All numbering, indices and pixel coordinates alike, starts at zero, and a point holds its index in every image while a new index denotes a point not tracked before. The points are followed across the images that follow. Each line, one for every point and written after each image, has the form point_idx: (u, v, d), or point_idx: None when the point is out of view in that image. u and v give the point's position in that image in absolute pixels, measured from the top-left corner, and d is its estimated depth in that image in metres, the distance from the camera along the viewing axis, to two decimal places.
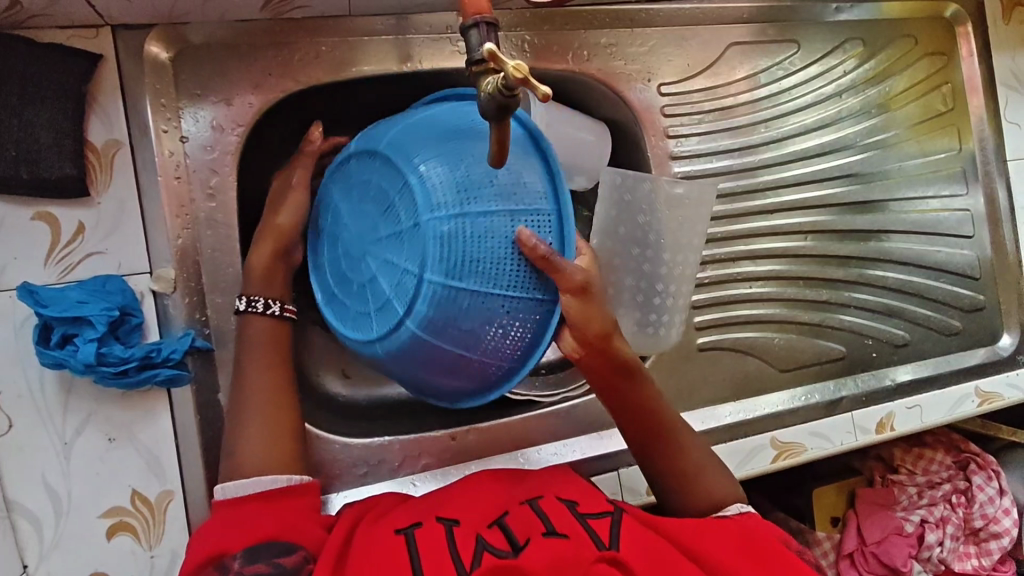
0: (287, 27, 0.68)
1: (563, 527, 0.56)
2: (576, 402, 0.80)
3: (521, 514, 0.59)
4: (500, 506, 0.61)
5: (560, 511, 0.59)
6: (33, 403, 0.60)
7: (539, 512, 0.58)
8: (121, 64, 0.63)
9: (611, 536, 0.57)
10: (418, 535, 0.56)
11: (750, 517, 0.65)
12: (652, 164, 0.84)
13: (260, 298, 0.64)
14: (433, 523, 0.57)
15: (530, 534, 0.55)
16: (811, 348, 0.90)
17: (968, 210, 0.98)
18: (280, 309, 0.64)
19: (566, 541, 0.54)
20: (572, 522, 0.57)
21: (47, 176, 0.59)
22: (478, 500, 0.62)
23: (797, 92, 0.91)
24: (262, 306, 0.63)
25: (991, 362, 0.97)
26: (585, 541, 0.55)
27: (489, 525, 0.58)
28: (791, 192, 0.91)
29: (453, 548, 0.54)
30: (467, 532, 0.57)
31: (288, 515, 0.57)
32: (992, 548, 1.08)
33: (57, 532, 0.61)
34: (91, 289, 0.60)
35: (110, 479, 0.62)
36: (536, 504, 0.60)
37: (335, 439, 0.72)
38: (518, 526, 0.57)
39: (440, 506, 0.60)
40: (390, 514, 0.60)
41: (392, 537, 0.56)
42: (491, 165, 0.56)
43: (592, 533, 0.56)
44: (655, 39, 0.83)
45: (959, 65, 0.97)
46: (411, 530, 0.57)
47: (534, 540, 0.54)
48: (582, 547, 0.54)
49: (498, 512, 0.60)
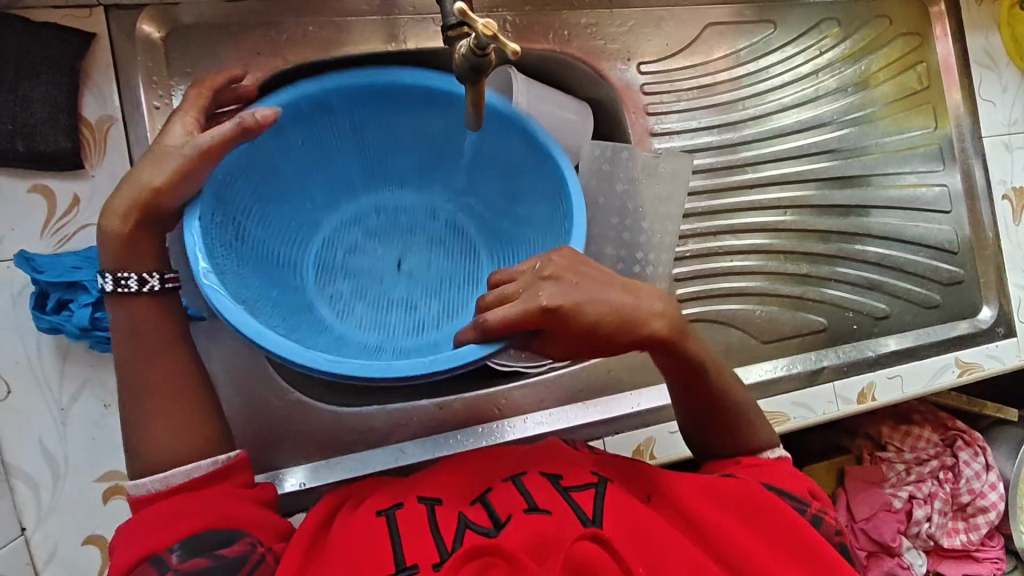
0: (275, 7, 0.70)
1: (545, 502, 0.56)
2: (562, 371, 0.81)
3: (504, 491, 0.58)
4: (485, 482, 0.61)
5: (543, 486, 0.58)
6: (29, 369, 0.61)
7: (520, 488, 0.58)
8: (113, 42, 0.65)
9: (596, 510, 0.56)
10: (399, 518, 0.56)
11: (764, 468, 0.65)
12: (633, 141, 0.87)
13: (130, 274, 0.57)
14: (415, 504, 0.57)
15: (513, 511, 0.55)
16: (793, 321, 0.92)
17: (946, 186, 1.00)
18: (159, 282, 0.58)
19: (548, 518, 0.54)
20: (554, 497, 0.57)
21: (44, 149, 0.61)
22: (463, 475, 0.62)
23: (775, 71, 0.93)
24: (135, 283, 0.57)
25: (972, 334, 0.99)
26: (567, 516, 0.55)
27: (472, 503, 0.58)
28: (771, 168, 0.93)
29: (434, 526, 0.55)
30: (449, 511, 0.57)
31: (215, 504, 0.54)
32: (980, 523, 1.10)
33: (54, 496, 0.62)
34: (87, 256, 0.62)
35: (105, 445, 0.64)
36: (519, 480, 0.59)
37: (326, 408, 0.74)
38: (501, 504, 0.57)
39: (421, 486, 0.60)
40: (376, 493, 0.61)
41: (371, 520, 0.56)
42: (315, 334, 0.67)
43: (574, 506, 0.56)
44: (634, 20, 0.86)
45: (934, 45, 1.00)
46: (392, 511, 0.57)
47: (515, 519, 0.54)
48: (565, 525, 0.54)
49: (480, 490, 0.60)
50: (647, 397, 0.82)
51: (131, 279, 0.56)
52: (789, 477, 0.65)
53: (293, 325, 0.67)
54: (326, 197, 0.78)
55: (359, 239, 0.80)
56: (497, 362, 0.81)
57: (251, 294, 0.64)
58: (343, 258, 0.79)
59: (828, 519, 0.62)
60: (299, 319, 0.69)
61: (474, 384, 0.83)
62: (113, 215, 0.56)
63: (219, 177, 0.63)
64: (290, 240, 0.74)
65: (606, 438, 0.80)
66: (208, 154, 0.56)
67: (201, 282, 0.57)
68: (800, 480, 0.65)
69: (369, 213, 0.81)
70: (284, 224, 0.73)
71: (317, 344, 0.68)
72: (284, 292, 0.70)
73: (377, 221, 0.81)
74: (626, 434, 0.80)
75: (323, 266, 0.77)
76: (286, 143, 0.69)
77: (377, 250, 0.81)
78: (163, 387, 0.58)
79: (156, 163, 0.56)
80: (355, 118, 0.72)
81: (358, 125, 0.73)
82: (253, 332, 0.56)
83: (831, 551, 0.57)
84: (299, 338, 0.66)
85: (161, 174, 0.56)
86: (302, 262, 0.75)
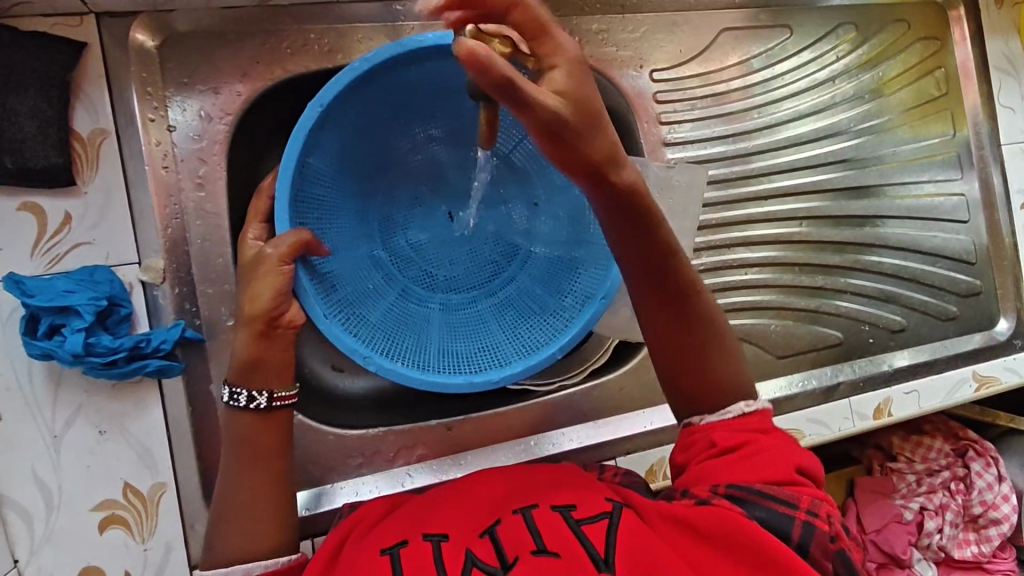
0: (274, 14, 0.67)
1: (557, 544, 0.52)
2: (571, 390, 0.79)
3: (513, 525, 0.55)
4: (492, 514, 0.57)
5: (554, 521, 0.54)
6: (21, 395, 0.59)
7: (531, 524, 0.54)
8: (105, 52, 0.62)
9: (610, 547, 0.52)
10: (403, 557, 0.52)
11: (743, 455, 0.57)
12: (645, 151, 0.84)
13: (242, 389, 0.58)
14: (419, 541, 0.54)
15: (521, 552, 0.51)
16: (807, 335, 0.90)
17: (964, 194, 0.97)
18: (265, 401, 0.58)
19: (558, 561, 0.50)
20: (565, 535, 0.53)
21: (33, 165, 0.58)
22: (467, 509, 0.59)
23: (790, 78, 0.90)
24: (244, 399, 0.57)
25: (988, 347, 0.97)
26: (580, 560, 0.50)
27: (479, 537, 0.54)
28: (786, 178, 0.90)
29: (439, 565, 0.51)
30: (454, 547, 0.53)
31: None
32: (992, 534, 1.05)
33: (48, 526, 0.60)
34: (78, 279, 0.59)
35: (102, 472, 0.61)
36: (529, 514, 0.56)
37: (330, 431, 0.72)
38: (511, 541, 0.53)
39: (423, 521, 0.57)
40: (375, 530, 0.58)
41: (374, 558, 0.53)
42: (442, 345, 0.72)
43: (587, 543, 0.52)
44: (646, 25, 0.83)
45: (953, 49, 0.97)
46: (396, 549, 0.53)
47: (523, 561, 0.50)
48: (576, 568, 0.50)
49: (489, 521, 0.56)
50: (659, 416, 0.79)
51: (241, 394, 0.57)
52: (771, 462, 0.56)
53: (418, 341, 0.72)
54: (364, 189, 0.74)
55: (406, 213, 0.78)
56: None
57: (371, 332, 0.70)
58: (406, 244, 0.78)
59: (821, 524, 0.53)
60: (406, 337, 0.72)
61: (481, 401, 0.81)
62: (241, 336, 0.59)
63: (279, 196, 0.61)
64: (361, 252, 0.74)
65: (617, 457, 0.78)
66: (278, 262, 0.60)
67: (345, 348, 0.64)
68: (785, 461, 0.57)
69: (395, 166, 0.76)
70: (357, 246, 0.74)
71: (437, 353, 0.71)
72: (386, 311, 0.73)
73: (414, 188, 0.78)
74: (639, 453, 0.78)
75: (395, 256, 0.77)
76: (322, 141, 0.65)
77: (417, 197, 0.78)
78: (231, 471, 0.57)
79: (254, 276, 0.60)
80: (370, 97, 0.66)
81: (376, 108, 0.68)
82: (400, 373, 0.65)
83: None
84: (419, 358, 0.70)
85: (265, 289, 0.59)
86: (375, 268, 0.75)
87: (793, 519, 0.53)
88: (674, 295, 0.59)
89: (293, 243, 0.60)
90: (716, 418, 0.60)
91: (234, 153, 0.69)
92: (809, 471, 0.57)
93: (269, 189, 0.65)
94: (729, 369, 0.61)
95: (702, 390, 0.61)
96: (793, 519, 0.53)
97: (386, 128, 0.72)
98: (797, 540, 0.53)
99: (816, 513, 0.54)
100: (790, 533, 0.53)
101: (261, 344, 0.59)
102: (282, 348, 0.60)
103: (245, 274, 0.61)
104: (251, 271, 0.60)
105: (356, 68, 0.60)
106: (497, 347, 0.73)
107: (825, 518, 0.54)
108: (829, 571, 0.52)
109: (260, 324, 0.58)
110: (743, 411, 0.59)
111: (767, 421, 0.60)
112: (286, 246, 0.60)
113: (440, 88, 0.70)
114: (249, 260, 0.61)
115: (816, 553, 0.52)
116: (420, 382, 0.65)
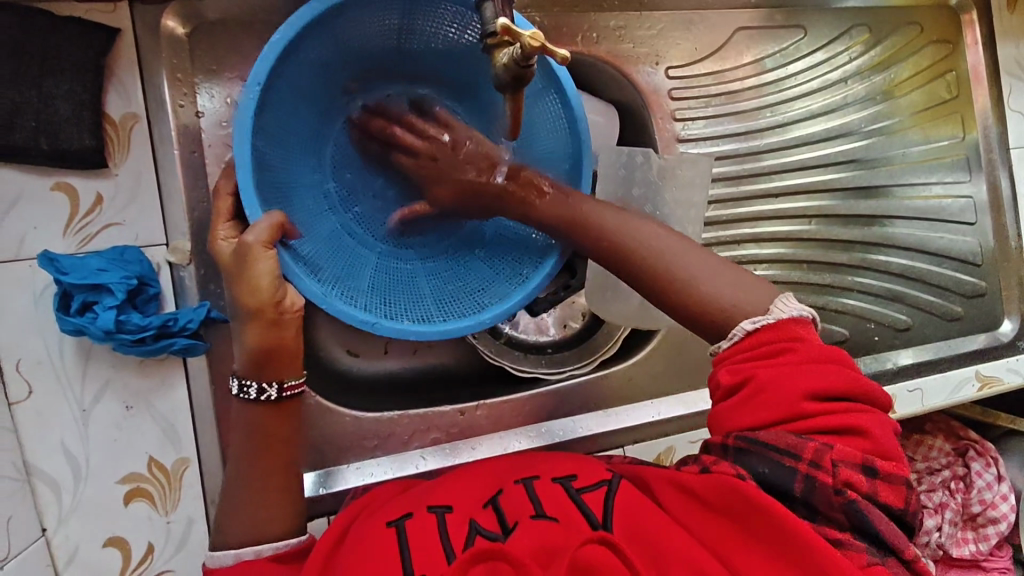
0: (300, 4, 0.69)
1: (555, 509, 0.54)
2: (580, 380, 0.81)
3: (515, 494, 0.57)
4: (495, 486, 0.60)
5: (554, 491, 0.57)
6: (51, 370, 0.61)
7: (531, 493, 0.57)
8: (137, 38, 0.63)
9: (606, 513, 0.54)
10: (408, 529, 0.54)
11: (743, 399, 0.54)
12: (659, 146, 0.85)
13: (252, 382, 0.57)
14: (424, 514, 0.56)
15: (520, 517, 0.54)
16: (814, 331, 0.92)
17: (971, 197, 0.98)
18: (276, 392, 0.58)
19: (556, 525, 0.53)
20: (565, 504, 0.55)
21: (66, 147, 0.60)
22: (469, 484, 0.61)
23: (802, 77, 0.92)
24: (255, 392, 0.57)
25: (990, 348, 0.98)
26: (577, 523, 0.53)
27: (483, 506, 0.57)
28: (796, 176, 0.92)
29: (443, 535, 0.53)
30: (458, 518, 0.55)
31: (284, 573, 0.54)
32: (990, 534, 1.06)
33: (75, 497, 0.62)
34: (110, 258, 0.61)
35: (127, 446, 0.63)
36: (530, 484, 0.58)
37: (347, 412, 0.74)
38: (511, 509, 0.55)
39: (428, 496, 0.59)
40: (381, 509, 0.59)
41: (381, 531, 0.54)
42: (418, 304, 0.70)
43: (585, 509, 0.54)
44: (663, 23, 0.84)
45: (965, 53, 0.98)
46: (401, 522, 0.55)
47: (523, 524, 0.53)
48: (572, 529, 0.52)
49: (490, 493, 0.59)
50: (666, 406, 0.82)
51: (251, 388, 0.57)
52: (772, 401, 0.53)
53: (410, 295, 0.71)
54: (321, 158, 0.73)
55: (365, 176, 0.76)
56: (517, 369, 0.80)
57: (365, 298, 0.68)
58: (373, 211, 0.76)
59: (824, 477, 0.50)
60: (399, 295, 0.71)
61: (492, 388, 0.82)
62: (245, 326, 0.56)
63: (244, 178, 0.57)
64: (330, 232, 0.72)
65: (626, 447, 0.81)
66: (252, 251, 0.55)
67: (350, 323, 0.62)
68: (790, 394, 0.53)
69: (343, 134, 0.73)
70: (332, 227, 0.72)
71: (434, 304, 0.71)
72: (372, 276, 0.71)
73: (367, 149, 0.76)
74: (648, 442, 0.81)
75: (364, 226, 0.75)
76: (268, 121, 0.62)
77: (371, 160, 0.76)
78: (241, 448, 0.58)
79: (246, 270, 0.55)
80: (313, 54, 0.63)
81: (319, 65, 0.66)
82: (408, 330, 0.64)
83: (831, 552, 0.47)
84: (421, 313, 0.69)
85: (261, 277, 0.55)
86: (347, 235, 0.73)
87: (794, 473, 0.51)
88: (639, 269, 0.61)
89: (271, 230, 0.56)
90: (730, 344, 0.57)
91: None
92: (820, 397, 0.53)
93: (228, 186, 0.61)
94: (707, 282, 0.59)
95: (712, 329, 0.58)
96: (795, 473, 0.51)
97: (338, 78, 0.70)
98: (799, 495, 0.51)
99: (821, 462, 0.51)
100: (791, 487, 0.51)
101: (274, 333, 0.56)
102: (294, 332, 0.58)
103: (233, 272, 0.56)
104: (237, 267, 0.56)
105: (286, 35, 0.57)
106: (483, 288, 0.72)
107: (832, 469, 0.50)
108: (842, 524, 0.50)
109: (268, 315, 0.56)
110: (745, 331, 0.56)
111: (777, 340, 0.55)
112: (267, 235, 0.56)
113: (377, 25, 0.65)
114: (233, 256, 0.56)
115: (822, 507, 0.50)
116: (426, 334, 0.64)
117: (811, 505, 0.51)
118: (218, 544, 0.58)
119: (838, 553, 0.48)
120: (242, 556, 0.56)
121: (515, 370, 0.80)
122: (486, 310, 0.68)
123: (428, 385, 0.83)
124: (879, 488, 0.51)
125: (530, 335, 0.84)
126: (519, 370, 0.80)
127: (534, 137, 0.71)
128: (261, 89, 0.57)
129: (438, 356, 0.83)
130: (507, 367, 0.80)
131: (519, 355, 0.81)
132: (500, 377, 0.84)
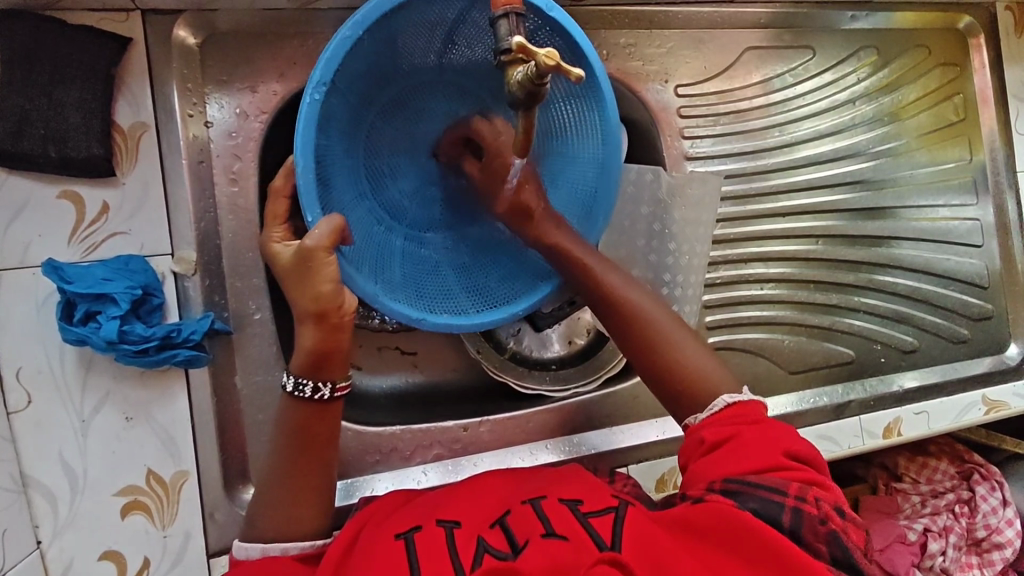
0: (312, 16, 0.69)
1: (564, 529, 0.53)
2: (586, 396, 0.80)
3: (522, 514, 0.56)
4: (502, 505, 0.59)
5: (562, 512, 0.56)
6: (52, 379, 0.60)
7: (539, 512, 0.56)
8: (149, 47, 0.63)
9: (615, 536, 0.53)
10: (417, 542, 0.53)
11: (731, 449, 0.58)
12: (667, 164, 0.85)
13: (308, 380, 0.56)
14: (432, 527, 0.55)
15: (530, 536, 0.53)
16: (819, 352, 0.91)
17: (978, 219, 0.98)
18: (330, 393, 0.57)
19: (566, 545, 0.52)
20: (573, 524, 0.54)
21: (75, 155, 0.60)
22: (478, 499, 0.60)
23: (810, 98, 0.92)
24: (310, 391, 0.56)
25: (997, 371, 0.98)
26: (586, 543, 0.52)
27: (489, 526, 0.56)
28: (803, 196, 0.92)
29: (453, 552, 0.52)
30: (466, 534, 0.54)
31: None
32: (995, 559, 1.04)
33: (72, 509, 0.61)
34: (115, 268, 0.61)
35: (126, 458, 0.63)
36: (538, 504, 0.57)
37: (349, 426, 0.73)
38: (519, 528, 0.54)
39: (437, 509, 0.58)
40: (391, 518, 0.58)
41: (389, 544, 0.53)
42: (444, 294, 0.68)
43: (593, 533, 0.53)
44: (672, 41, 0.85)
45: (972, 76, 0.98)
46: (410, 534, 0.54)
47: (533, 543, 0.52)
48: (583, 551, 0.51)
49: (499, 513, 0.57)
50: (671, 425, 0.81)
51: (308, 387, 0.56)
52: (758, 450, 0.57)
53: (441, 284, 0.69)
54: (352, 137, 0.65)
55: (390, 160, 0.70)
56: (520, 385, 0.79)
57: (402, 290, 0.65)
58: (398, 196, 0.71)
59: (810, 508, 0.54)
60: (430, 283, 0.69)
61: (497, 403, 0.81)
62: (306, 331, 0.55)
63: (302, 182, 0.55)
64: (365, 212, 0.67)
65: (628, 466, 0.79)
66: (310, 254, 0.53)
67: (395, 320, 0.62)
68: (774, 446, 0.57)
69: (372, 109, 0.66)
70: (363, 211, 0.67)
71: (466, 295, 0.69)
72: (403, 262, 0.68)
73: (398, 134, 0.70)
74: (649, 463, 0.79)
75: (390, 209, 0.70)
76: (326, 116, 0.58)
77: (399, 142, 0.70)
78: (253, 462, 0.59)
79: (307, 274, 0.54)
80: (369, 51, 0.59)
81: (373, 54, 0.60)
82: (450, 326, 0.64)
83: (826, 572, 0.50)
84: (453, 304, 0.68)
85: (322, 283, 0.54)
86: (377, 223, 0.68)
87: (783, 506, 0.54)
88: (644, 335, 0.64)
89: (331, 233, 0.53)
90: (708, 414, 0.61)
91: (267, 153, 0.71)
92: (798, 454, 0.58)
93: (285, 187, 0.58)
94: (700, 357, 0.64)
95: (698, 396, 0.62)
96: (783, 505, 0.54)
97: (389, 67, 0.63)
98: (789, 526, 0.53)
99: (806, 498, 0.54)
100: (781, 519, 0.53)
101: (332, 336, 0.55)
102: (349, 337, 0.57)
103: (293, 275, 0.54)
104: (299, 270, 0.54)
105: (352, 34, 0.54)
106: (508, 274, 0.71)
107: (816, 502, 0.54)
108: (824, 554, 0.53)
109: (330, 319, 0.55)
110: (727, 404, 0.61)
111: (756, 412, 0.61)
112: (328, 238, 0.53)
113: (429, 33, 0.62)
114: (295, 257, 0.54)
115: (808, 537, 0.53)
116: (466, 329, 0.65)
117: (797, 536, 0.53)
118: (246, 537, 0.58)
119: (827, 570, 0.51)
120: (268, 552, 0.56)
121: (517, 385, 0.79)
122: (518, 305, 0.68)
123: (431, 400, 0.82)
124: (854, 528, 0.55)
125: (535, 351, 0.83)
126: (523, 386, 0.79)
127: (557, 166, 0.71)
128: (324, 90, 0.55)
129: (441, 372, 0.83)
130: (510, 382, 0.79)
131: (523, 371, 0.80)
132: (504, 393, 0.83)
